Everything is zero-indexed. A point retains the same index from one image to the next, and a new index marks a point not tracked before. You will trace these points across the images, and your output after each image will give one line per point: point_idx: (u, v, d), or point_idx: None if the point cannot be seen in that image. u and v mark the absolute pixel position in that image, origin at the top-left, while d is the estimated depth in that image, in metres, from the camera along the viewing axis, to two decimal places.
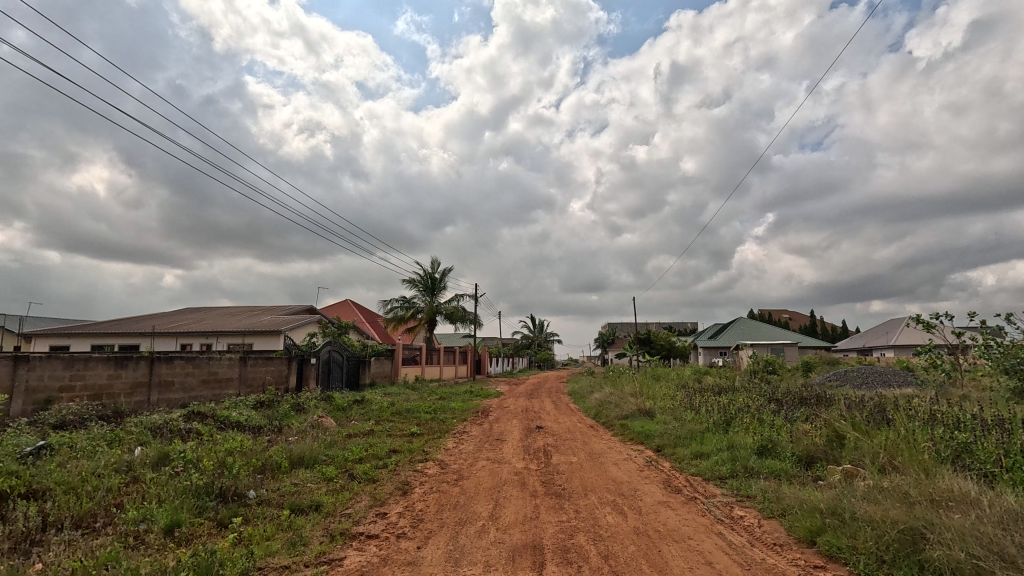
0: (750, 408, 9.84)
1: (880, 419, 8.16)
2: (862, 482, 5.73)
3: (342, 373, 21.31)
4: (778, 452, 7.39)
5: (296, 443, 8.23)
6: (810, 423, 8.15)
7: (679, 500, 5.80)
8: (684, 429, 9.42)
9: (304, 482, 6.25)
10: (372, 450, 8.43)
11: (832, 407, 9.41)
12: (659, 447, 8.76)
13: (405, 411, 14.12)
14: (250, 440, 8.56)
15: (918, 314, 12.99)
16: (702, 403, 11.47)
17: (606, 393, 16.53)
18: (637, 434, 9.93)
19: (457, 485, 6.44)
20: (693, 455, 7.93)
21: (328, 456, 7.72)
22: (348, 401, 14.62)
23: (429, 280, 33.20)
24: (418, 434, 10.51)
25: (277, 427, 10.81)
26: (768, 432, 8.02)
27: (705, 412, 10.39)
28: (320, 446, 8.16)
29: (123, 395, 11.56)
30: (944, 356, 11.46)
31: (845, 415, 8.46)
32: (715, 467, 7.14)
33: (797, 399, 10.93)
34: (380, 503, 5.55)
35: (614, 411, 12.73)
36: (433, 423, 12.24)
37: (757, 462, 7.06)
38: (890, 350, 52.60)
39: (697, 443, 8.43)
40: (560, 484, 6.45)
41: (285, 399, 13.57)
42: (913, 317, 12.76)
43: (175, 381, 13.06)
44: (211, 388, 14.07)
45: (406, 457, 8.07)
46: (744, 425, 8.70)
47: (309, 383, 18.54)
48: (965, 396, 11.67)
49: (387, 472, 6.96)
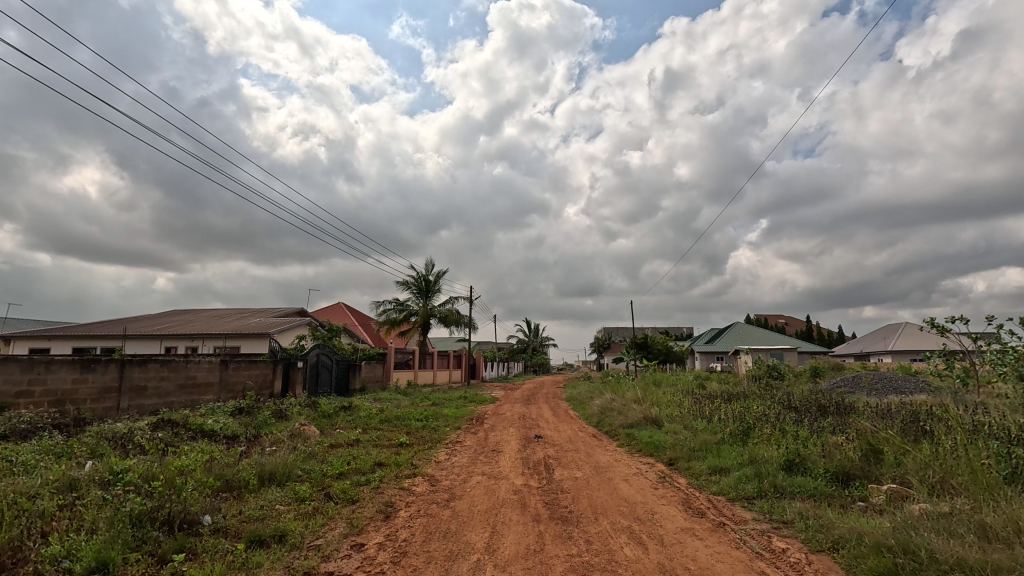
0: (768, 417, 9.08)
1: (915, 430, 7.45)
2: (919, 508, 4.97)
3: (331, 377, 20.49)
4: (808, 467, 6.63)
5: (270, 457, 7.40)
6: (840, 434, 7.41)
7: (705, 527, 4.99)
8: (697, 439, 8.65)
9: (272, 504, 5.43)
10: (355, 464, 7.59)
11: (858, 416, 8.68)
12: (672, 460, 7.97)
13: (395, 418, 13.28)
14: (219, 454, 7.73)
15: (932, 319, 12.73)
16: (713, 411, 10.71)
17: (607, 398, 15.76)
18: (645, 445, 9.13)
19: (448, 507, 5.62)
20: (711, 470, 7.16)
21: (305, 471, 6.89)
22: (335, 408, 13.79)
23: (423, 283, 32.38)
24: (408, 445, 9.66)
25: (254, 436, 9.98)
26: (794, 445, 7.27)
27: (719, 421, 9.60)
28: (297, 460, 7.34)
29: (89, 401, 10.71)
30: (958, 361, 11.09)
31: (877, 425, 7.72)
32: (740, 485, 6.37)
33: (816, 407, 10.18)
34: (357, 532, 4.72)
35: (618, 419, 11.93)
36: (424, 432, 11.44)
37: (787, 478, 6.31)
38: (888, 355, 52.14)
39: (715, 456, 7.65)
40: (566, 506, 5.65)
41: (267, 405, 12.73)
42: (928, 321, 12.47)
43: (149, 387, 12.23)
44: (188, 394, 13.23)
45: (391, 472, 7.25)
46: (764, 436, 7.96)
47: (296, 388, 17.70)
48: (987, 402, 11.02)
49: (370, 490, 6.13)
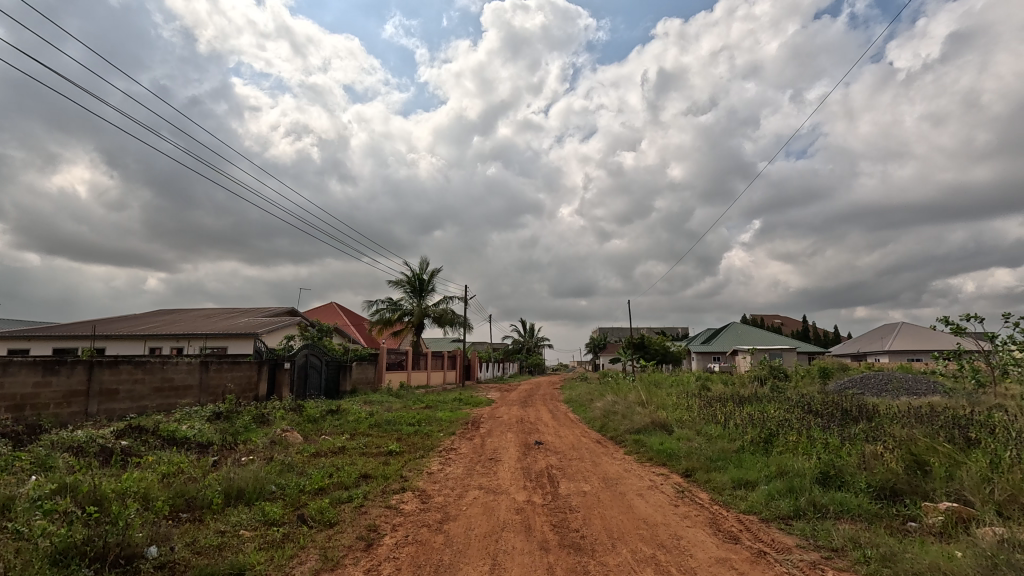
0: (790, 422, 8.33)
1: (960, 437, 6.72)
2: (992, 533, 4.23)
3: (320, 379, 19.68)
4: (844, 482, 5.90)
5: (241, 470, 6.61)
6: (877, 442, 6.67)
7: (744, 558, 4.23)
8: (715, 447, 7.90)
9: (234, 530, 4.66)
10: (338, 477, 6.81)
11: (888, 421, 7.97)
12: (689, 471, 7.22)
13: (385, 423, 12.48)
14: (185, 468, 6.94)
15: (947, 317, 12.68)
16: (726, 415, 9.98)
17: (609, 401, 15.00)
18: (656, 453, 8.38)
19: (440, 531, 4.83)
20: (734, 484, 6.42)
21: (279, 487, 6.11)
22: (321, 411, 13.02)
23: (417, 282, 31.61)
24: (398, 454, 8.89)
25: (230, 444, 9.22)
26: (827, 454, 6.53)
27: (736, 426, 8.86)
28: (271, 473, 6.56)
29: (52, 406, 9.90)
30: (972, 360, 11.05)
31: (914, 431, 6.98)
32: (771, 502, 5.62)
33: (837, 411, 9.45)
34: (331, 567, 3.94)
35: (624, 423, 11.15)
36: (416, 438, 10.66)
37: (823, 493, 5.57)
38: (886, 355, 51.61)
39: (736, 468, 6.91)
40: (578, 530, 4.88)
41: (248, 409, 11.93)
42: (943, 320, 12.42)
43: (120, 390, 11.43)
44: (164, 397, 12.45)
45: (377, 486, 6.48)
46: (788, 445, 7.22)
47: (282, 390, 16.88)
48: (1002, 402, 10.61)
49: (351, 510, 5.34)
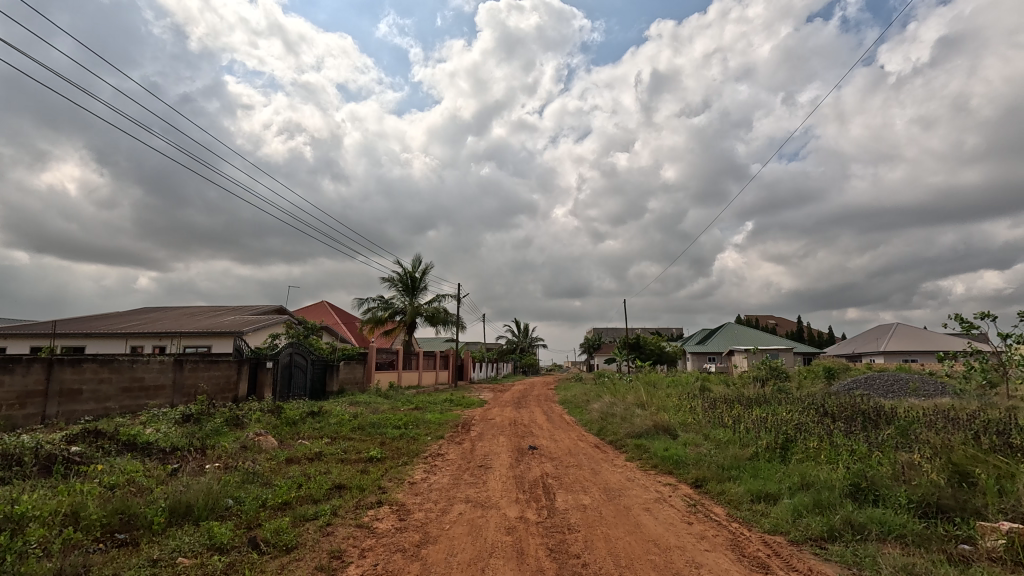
0: (808, 427, 7.61)
1: (1003, 445, 6.00)
2: None
3: (305, 379, 18.89)
4: (881, 496, 5.17)
5: (195, 481, 5.86)
6: (911, 450, 5.94)
7: None
8: (727, 454, 7.18)
9: (170, 558, 3.91)
10: (307, 489, 6.06)
11: (914, 426, 7.26)
12: (699, 481, 6.50)
13: (369, 426, 11.74)
14: (136, 479, 6.19)
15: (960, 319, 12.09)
16: (734, 419, 9.25)
17: (606, 402, 14.29)
18: (661, 459, 7.66)
19: (417, 558, 4.08)
20: (753, 498, 5.69)
21: (236, 502, 5.36)
22: (302, 413, 12.25)
23: (409, 280, 30.83)
24: (379, 460, 8.14)
25: (197, 449, 8.49)
26: (856, 463, 5.82)
27: (748, 430, 8.14)
28: (229, 485, 5.80)
29: (5, 407, 9.13)
30: (988, 361, 10.46)
31: (951, 437, 6.25)
32: (798, 519, 4.90)
33: (854, 414, 8.76)
34: None
35: (624, 426, 10.42)
36: (401, 442, 9.93)
37: (858, 510, 4.86)
38: (881, 356, 51.24)
39: (752, 478, 6.20)
40: (578, 557, 4.14)
41: (222, 410, 11.15)
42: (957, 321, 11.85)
43: (84, 390, 10.68)
44: (133, 398, 11.69)
45: (350, 500, 5.73)
46: (808, 452, 6.49)
47: (263, 390, 16.09)
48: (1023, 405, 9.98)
49: (314, 531, 4.58)
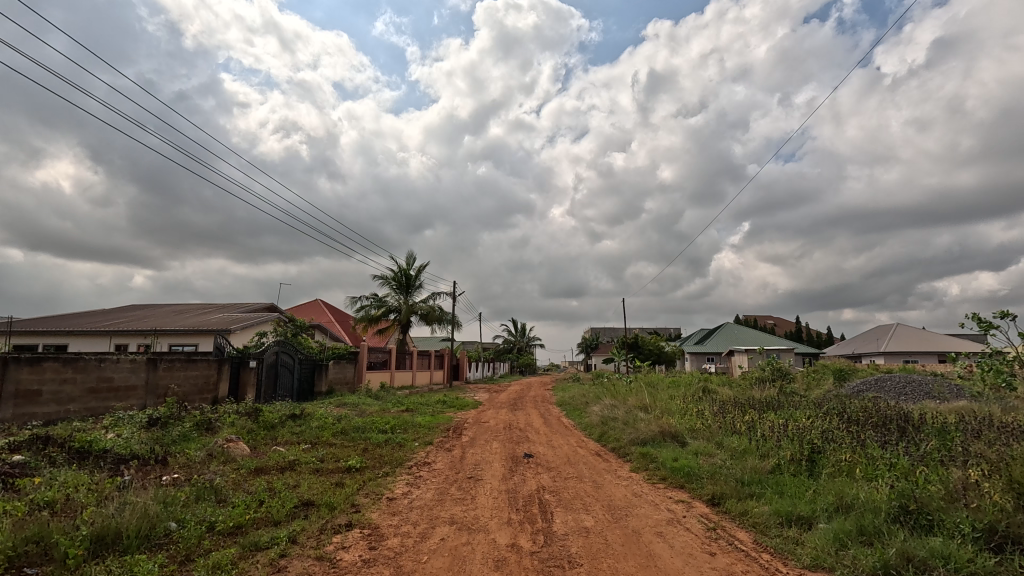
0: (834, 436, 6.83)
1: None
2: None
3: (291, 379, 18.08)
4: (935, 522, 4.38)
5: (139, 497, 5.07)
6: (963, 466, 5.16)
7: None
8: (744, 466, 6.41)
9: None
10: (268, 507, 5.29)
11: (954, 435, 6.47)
12: (716, 499, 5.75)
13: (353, 430, 10.95)
14: (74, 493, 5.41)
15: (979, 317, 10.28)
16: (750, 424, 8.49)
17: (608, 404, 13.56)
18: (671, 471, 6.89)
19: None
20: (782, 521, 4.92)
21: (180, 526, 4.60)
22: (283, 415, 11.47)
23: (403, 278, 29.99)
24: (358, 471, 7.35)
25: (159, 458, 7.72)
26: (899, 480, 5.03)
27: (767, 438, 7.37)
28: (176, 505, 5.03)
29: None
30: None
31: (1005, 451, 5.44)
32: (841, 551, 4.15)
33: (880, 421, 8.00)
34: None
35: (628, 432, 9.62)
36: (386, 449, 9.17)
37: (914, 539, 4.10)
38: (880, 356, 50.77)
39: (778, 496, 5.44)
40: None
41: (194, 413, 10.36)
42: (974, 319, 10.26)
43: (44, 391, 9.90)
44: (102, 399, 10.92)
45: (315, 522, 4.95)
46: (840, 467, 5.73)
47: (245, 391, 15.30)
48: None
49: (262, 567, 3.81)
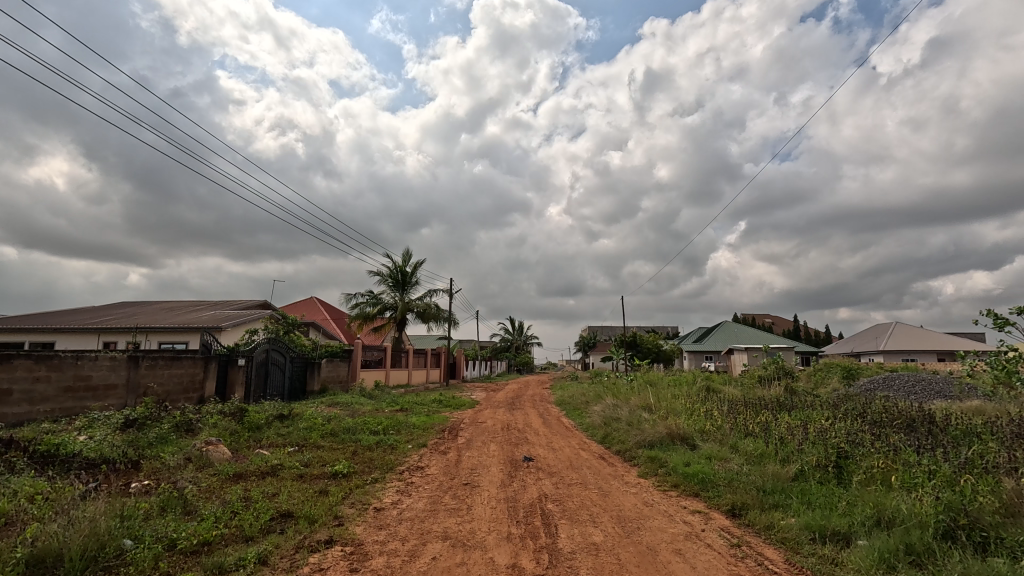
0: (859, 439, 6.28)
1: None
2: None
3: (282, 378, 17.51)
4: (994, 540, 3.86)
5: (94, 508, 4.54)
6: (1014, 475, 4.62)
7: None
8: (764, 473, 5.87)
9: None
10: (240, 520, 4.75)
11: (991, 439, 5.92)
12: (736, 509, 5.22)
13: (343, 432, 10.39)
14: (24, 504, 4.87)
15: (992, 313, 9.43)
16: (764, 427, 7.94)
17: (609, 404, 13.03)
18: (684, 478, 6.35)
19: None
20: (815, 538, 4.40)
21: (136, 544, 4.07)
22: (269, 416, 10.93)
23: (399, 275, 29.40)
24: (345, 477, 6.82)
25: (131, 463, 7.17)
26: (944, 490, 4.49)
27: (787, 441, 6.83)
28: (135, 518, 4.49)
29: None
30: None
31: None
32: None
33: (906, 422, 7.44)
34: None
35: (633, 434, 9.07)
36: (377, 452, 8.65)
37: (976, 562, 3.56)
38: (880, 355, 50.69)
39: (807, 507, 4.91)
40: None
41: (176, 414, 9.82)
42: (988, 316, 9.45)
43: (15, 391, 9.34)
44: (79, 399, 10.38)
45: (291, 537, 4.40)
46: (873, 474, 5.21)
47: (232, 390, 14.73)
48: None
49: None
